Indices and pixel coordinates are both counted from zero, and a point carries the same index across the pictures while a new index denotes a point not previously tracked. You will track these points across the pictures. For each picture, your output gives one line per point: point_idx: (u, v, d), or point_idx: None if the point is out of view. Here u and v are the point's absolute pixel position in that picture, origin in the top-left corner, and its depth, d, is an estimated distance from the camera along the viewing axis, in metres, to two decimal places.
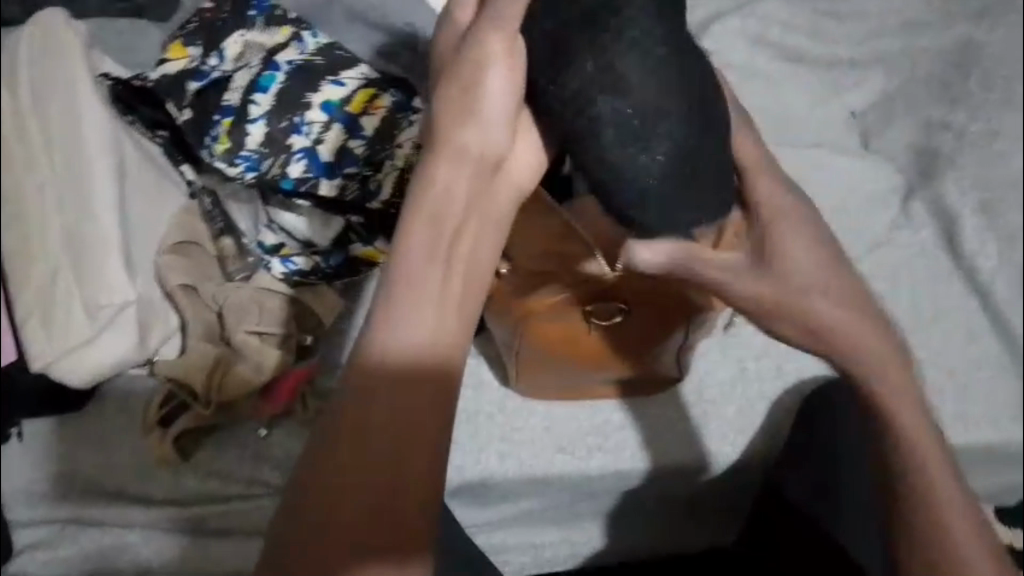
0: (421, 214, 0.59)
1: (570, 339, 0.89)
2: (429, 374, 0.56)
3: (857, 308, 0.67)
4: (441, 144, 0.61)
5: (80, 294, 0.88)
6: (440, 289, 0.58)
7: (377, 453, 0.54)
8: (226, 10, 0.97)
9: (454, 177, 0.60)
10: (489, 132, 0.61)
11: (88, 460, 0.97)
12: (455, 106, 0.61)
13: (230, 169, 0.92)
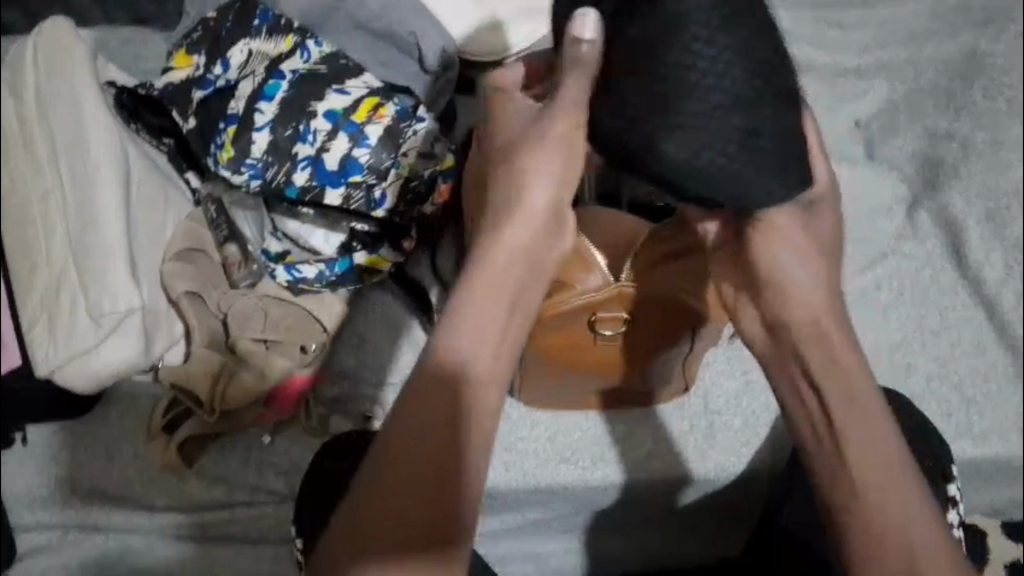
0: (498, 256, 0.61)
1: (573, 348, 0.87)
2: (477, 406, 0.58)
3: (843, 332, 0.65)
4: (516, 187, 0.62)
5: (84, 302, 0.89)
6: (502, 324, 0.60)
7: (435, 484, 0.55)
8: (230, 19, 0.98)
9: (517, 223, 0.62)
10: (550, 178, 0.62)
11: (92, 466, 0.97)
12: (532, 154, 0.63)
13: (235, 176, 0.92)
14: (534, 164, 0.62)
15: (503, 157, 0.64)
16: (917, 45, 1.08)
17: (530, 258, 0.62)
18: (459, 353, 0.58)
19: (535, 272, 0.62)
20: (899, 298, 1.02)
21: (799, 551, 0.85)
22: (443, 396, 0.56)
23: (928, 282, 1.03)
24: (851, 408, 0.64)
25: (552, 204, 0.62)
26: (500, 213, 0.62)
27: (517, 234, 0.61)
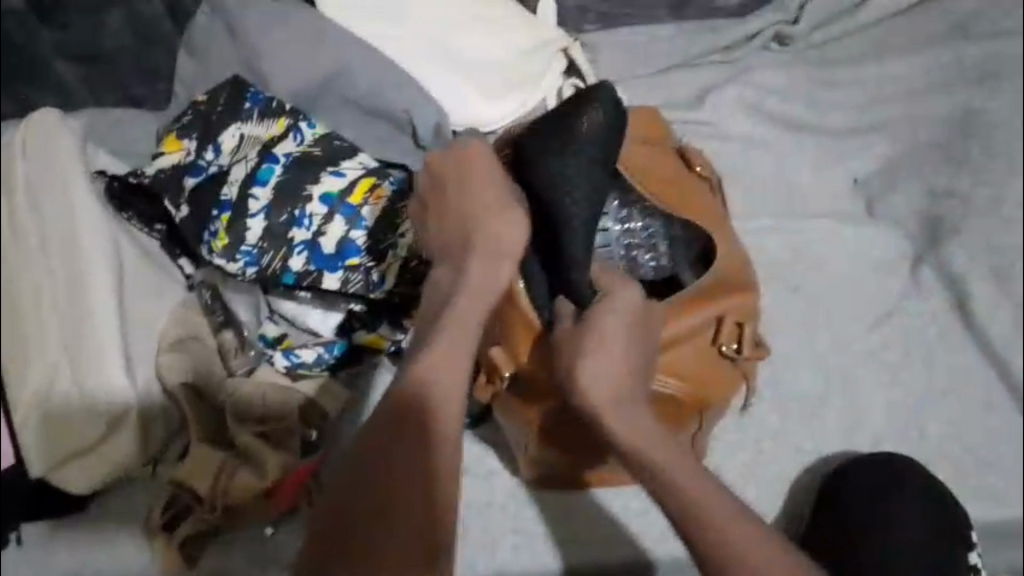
0: (468, 293, 0.80)
1: (574, 438, 0.89)
2: (437, 429, 0.76)
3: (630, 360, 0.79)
4: (473, 244, 0.81)
5: (79, 396, 0.90)
6: (457, 347, 0.78)
7: (371, 506, 0.74)
8: (220, 102, 0.97)
9: (474, 263, 0.80)
10: (500, 236, 0.80)
11: (84, 565, 0.92)
12: (481, 214, 0.81)
13: (229, 265, 0.91)
14: (486, 220, 0.81)
15: (463, 209, 0.82)
16: (916, 100, 1.07)
17: (485, 292, 0.80)
18: (427, 365, 0.77)
19: (487, 298, 0.80)
20: (904, 359, 1.02)
21: None
22: (399, 420, 0.76)
23: (934, 339, 1.04)
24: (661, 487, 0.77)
25: (503, 250, 0.81)
26: (459, 257, 0.81)
27: (478, 276, 0.80)
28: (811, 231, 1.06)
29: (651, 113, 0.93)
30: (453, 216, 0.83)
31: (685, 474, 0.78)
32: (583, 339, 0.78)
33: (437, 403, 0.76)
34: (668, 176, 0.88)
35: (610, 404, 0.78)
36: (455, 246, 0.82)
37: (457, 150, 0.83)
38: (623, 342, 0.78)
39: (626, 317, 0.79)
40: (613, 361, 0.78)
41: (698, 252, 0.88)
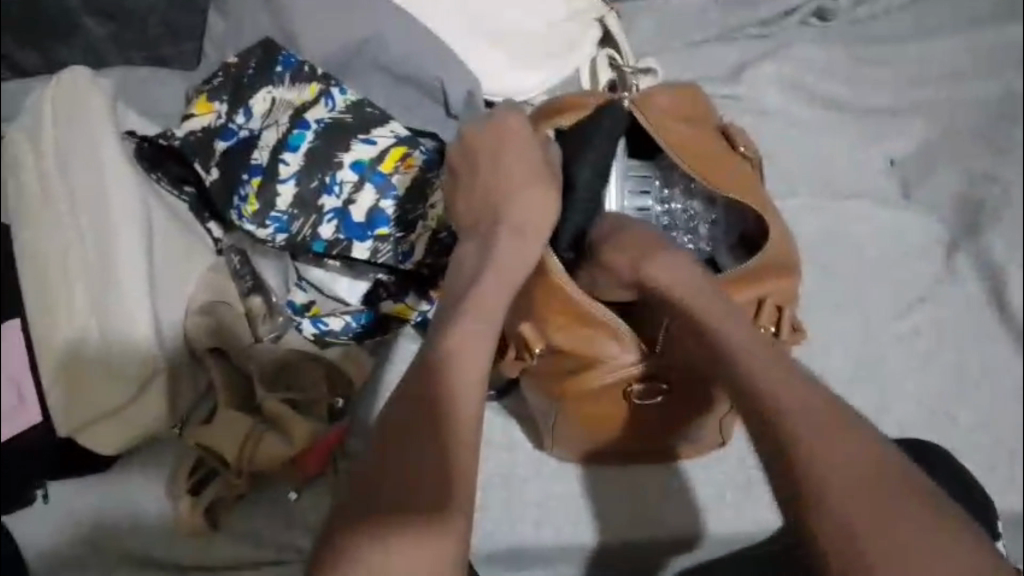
0: (500, 268, 0.79)
1: (605, 418, 0.88)
2: (454, 409, 0.73)
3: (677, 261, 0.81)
4: (502, 217, 0.81)
5: (106, 357, 0.90)
6: (479, 323, 0.77)
7: (389, 473, 0.70)
8: (251, 64, 0.95)
9: (505, 239, 0.80)
10: (530, 211, 0.81)
11: (108, 525, 0.94)
12: (513, 185, 0.81)
13: (259, 230, 0.91)
14: (518, 193, 0.81)
15: (492, 186, 0.82)
16: (959, 81, 1.06)
17: (516, 263, 0.79)
18: (452, 341, 0.75)
19: (512, 275, 0.79)
20: (936, 346, 1.01)
21: None
22: (414, 402, 0.73)
23: (968, 328, 1.02)
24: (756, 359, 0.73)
25: (533, 223, 0.81)
26: (487, 234, 0.81)
27: (508, 250, 0.79)
28: (843, 211, 1.05)
29: (689, 87, 0.89)
30: (480, 192, 0.83)
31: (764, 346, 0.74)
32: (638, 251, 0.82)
33: (454, 379, 0.74)
34: (702, 152, 0.86)
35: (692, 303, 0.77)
36: (483, 223, 0.82)
37: (498, 124, 0.83)
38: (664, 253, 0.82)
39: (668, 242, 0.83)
40: (680, 266, 0.80)
41: (738, 236, 0.89)
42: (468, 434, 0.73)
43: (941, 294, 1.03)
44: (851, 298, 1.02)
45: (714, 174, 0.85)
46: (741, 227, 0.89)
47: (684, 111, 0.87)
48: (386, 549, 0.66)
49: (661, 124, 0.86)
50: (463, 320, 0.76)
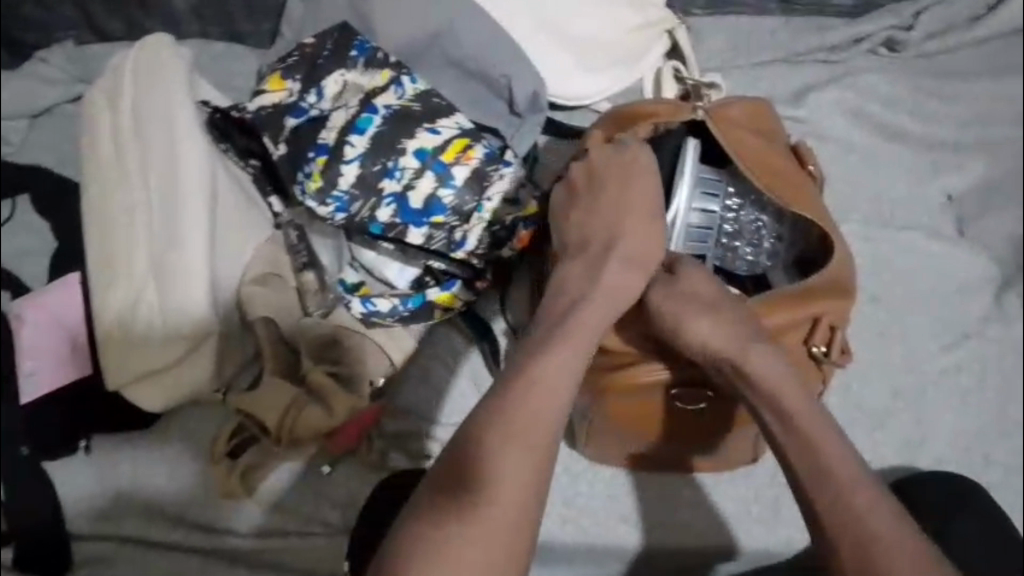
0: (600, 299, 0.77)
1: (647, 418, 0.88)
2: (530, 428, 0.71)
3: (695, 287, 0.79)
4: (611, 245, 0.79)
5: (161, 315, 0.93)
6: (572, 353, 0.75)
7: (457, 477, 0.69)
8: (328, 44, 0.97)
9: (614, 266, 0.78)
10: (645, 240, 0.79)
11: (145, 480, 0.97)
12: (631, 217, 0.80)
13: (320, 208, 0.92)
14: (636, 221, 0.79)
15: (611, 215, 0.80)
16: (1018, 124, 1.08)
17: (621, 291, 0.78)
18: (548, 359, 0.74)
19: (609, 305, 0.78)
20: (979, 383, 1.01)
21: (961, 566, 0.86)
22: (498, 417, 0.71)
23: (1013, 369, 1.01)
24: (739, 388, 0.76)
25: (644, 256, 0.79)
26: (597, 259, 0.79)
27: (623, 279, 0.78)
28: (896, 241, 1.04)
29: (759, 103, 0.90)
30: (598, 214, 0.81)
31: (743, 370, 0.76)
32: (682, 299, 0.78)
33: (528, 403, 0.72)
34: (770, 159, 0.86)
35: (748, 363, 0.76)
36: (596, 248, 0.80)
37: (631, 151, 0.81)
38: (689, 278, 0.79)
39: (718, 284, 0.80)
40: (726, 319, 0.77)
41: (798, 254, 0.89)
42: (543, 447, 0.70)
43: (990, 332, 1.02)
44: (899, 328, 1.02)
45: (779, 184, 0.85)
46: (803, 244, 0.89)
47: (754, 122, 0.88)
48: (439, 547, 0.67)
49: (734, 135, 0.86)
50: (558, 351, 0.74)
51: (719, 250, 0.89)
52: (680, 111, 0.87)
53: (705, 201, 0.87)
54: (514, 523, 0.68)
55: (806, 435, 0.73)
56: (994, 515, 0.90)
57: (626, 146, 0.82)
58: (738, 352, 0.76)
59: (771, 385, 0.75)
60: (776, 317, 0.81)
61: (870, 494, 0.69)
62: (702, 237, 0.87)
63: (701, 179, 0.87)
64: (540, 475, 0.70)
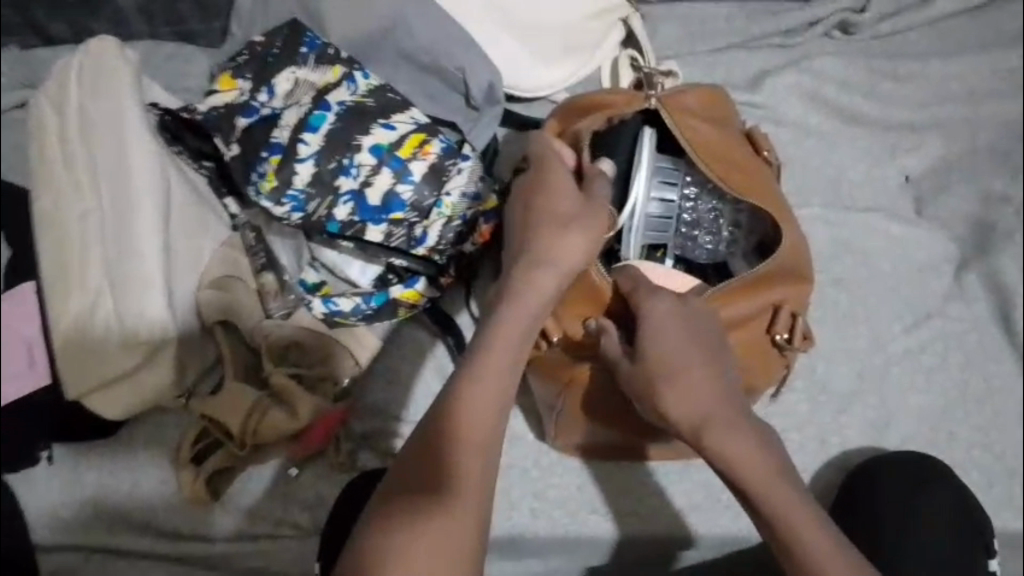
0: (524, 300, 0.76)
1: (617, 417, 0.89)
2: (470, 433, 0.71)
3: (667, 321, 0.77)
4: (532, 246, 0.78)
5: (119, 323, 0.92)
6: (503, 357, 0.74)
7: (415, 485, 0.69)
8: (279, 41, 0.96)
9: (540, 267, 0.77)
10: (571, 250, 0.78)
11: (111, 491, 0.96)
12: (551, 216, 0.78)
13: (276, 208, 0.91)
14: (558, 230, 0.78)
15: (527, 228, 0.79)
16: (975, 104, 1.08)
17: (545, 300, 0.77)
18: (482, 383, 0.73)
19: (536, 308, 0.77)
20: (941, 362, 1.02)
21: (921, 549, 0.87)
22: (444, 426, 0.71)
23: (972, 347, 1.03)
24: (703, 432, 0.75)
25: (567, 256, 0.77)
26: (523, 262, 0.78)
27: (546, 283, 0.77)
28: (855, 223, 1.05)
29: (714, 91, 0.89)
30: (517, 231, 0.80)
31: (712, 409, 0.75)
32: (646, 366, 0.76)
33: (472, 409, 0.71)
34: (724, 150, 0.86)
35: (718, 433, 0.74)
36: (518, 267, 0.78)
37: (553, 157, 0.82)
38: (660, 309, 0.77)
39: (683, 317, 0.77)
40: (692, 382, 0.75)
41: (756, 241, 0.89)
42: (491, 455, 0.71)
43: (949, 312, 1.04)
44: (860, 309, 1.03)
45: (732, 177, 0.84)
46: (760, 231, 0.89)
47: (708, 111, 0.88)
48: (399, 550, 0.65)
49: (686, 125, 0.85)
50: (487, 355, 0.74)
51: (679, 240, 0.88)
52: (634, 100, 0.87)
53: (668, 191, 0.87)
54: (467, 527, 0.67)
55: (766, 488, 0.72)
56: (956, 536, 0.88)
57: (536, 152, 0.83)
58: (708, 421, 0.74)
59: (737, 449, 0.73)
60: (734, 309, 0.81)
61: (827, 539, 0.69)
62: (662, 226, 0.87)
63: (659, 168, 0.87)
64: (486, 484, 0.70)
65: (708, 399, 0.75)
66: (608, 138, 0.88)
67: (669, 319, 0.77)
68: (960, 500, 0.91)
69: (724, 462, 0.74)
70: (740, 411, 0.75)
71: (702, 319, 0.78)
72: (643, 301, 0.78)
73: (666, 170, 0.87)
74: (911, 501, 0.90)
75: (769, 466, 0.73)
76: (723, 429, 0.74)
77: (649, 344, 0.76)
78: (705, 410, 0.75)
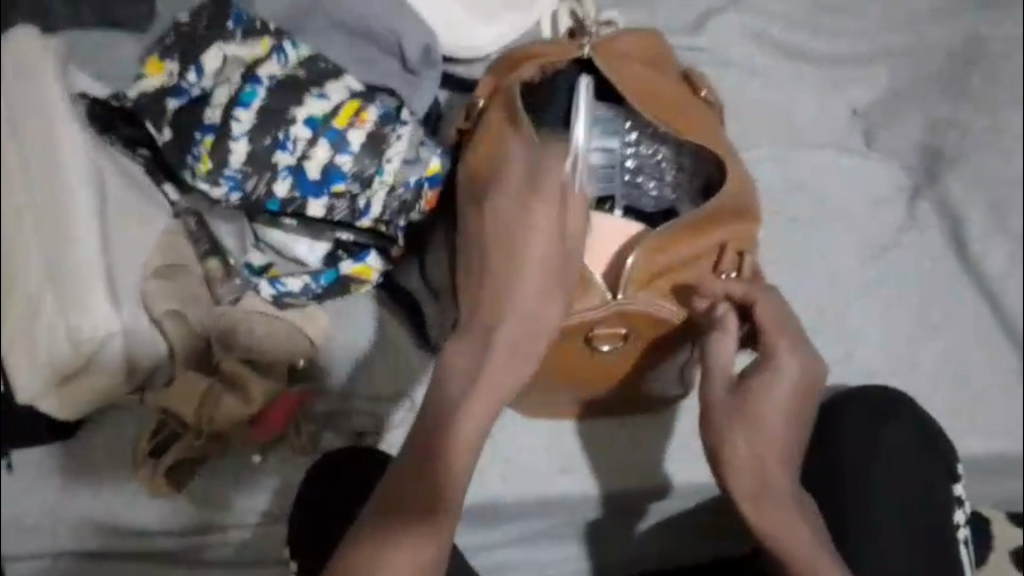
0: (514, 316, 0.78)
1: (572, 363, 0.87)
2: (459, 442, 0.76)
3: (786, 376, 0.80)
4: (525, 265, 0.78)
5: (64, 327, 0.85)
6: (495, 372, 0.77)
7: (410, 488, 0.74)
8: (202, 20, 0.92)
9: (534, 284, 0.78)
10: (538, 296, 0.79)
11: (73, 493, 0.93)
12: (546, 238, 0.79)
13: (213, 189, 0.88)
14: (524, 277, 0.78)
15: (517, 241, 0.79)
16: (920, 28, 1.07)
17: (531, 325, 0.78)
18: (462, 429, 0.76)
19: (525, 325, 0.78)
20: (902, 292, 1.03)
21: (890, 496, 0.90)
22: (435, 431, 0.76)
23: (930, 273, 1.04)
24: (763, 485, 0.80)
25: (557, 279, 0.79)
26: (515, 277, 0.79)
27: (533, 301, 0.78)
28: (810, 161, 1.04)
29: (648, 35, 0.88)
30: (481, 262, 0.81)
31: (775, 465, 0.80)
32: (744, 408, 0.80)
33: (464, 422, 0.76)
34: (663, 92, 0.85)
35: (770, 484, 0.79)
36: (485, 306, 0.79)
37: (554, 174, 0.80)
38: (798, 365, 0.81)
39: (803, 381, 0.81)
40: (773, 432, 0.80)
41: (702, 183, 0.88)
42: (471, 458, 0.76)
43: (908, 241, 1.04)
44: (820, 247, 1.02)
45: (674, 117, 0.84)
46: (704, 172, 0.88)
47: (643, 57, 0.87)
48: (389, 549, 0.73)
49: (622, 69, 0.84)
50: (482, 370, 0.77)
51: (625, 189, 0.88)
52: (566, 50, 0.86)
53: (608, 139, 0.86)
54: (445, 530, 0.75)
55: (797, 553, 0.78)
56: (908, 481, 0.90)
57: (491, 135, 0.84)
58: (768, 479, 0.80)
59: (780, 507, 0.79)
60: (678, 252, 0.82)
61: None
62: (607, 176, 0.86)
63: (598, 118, 0.86)
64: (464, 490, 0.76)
65: (783, 455, 0.80)
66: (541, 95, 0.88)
67: (795, 377, 0.80)
68: (916, 442, 0.92)
69: (769, 508, 0.79)
70: (790, 471, 0.80)
71: (809, 391, 0.82)
72: (782, 350, 0.81)
73: (607, 119, 0.87)
74: (875, 442, 0.92)
75: (808, 538, 0.78)
76: (782, 492, 0.79)
77: (750, 385, 0.80)
78: (783, 464, 0.80)
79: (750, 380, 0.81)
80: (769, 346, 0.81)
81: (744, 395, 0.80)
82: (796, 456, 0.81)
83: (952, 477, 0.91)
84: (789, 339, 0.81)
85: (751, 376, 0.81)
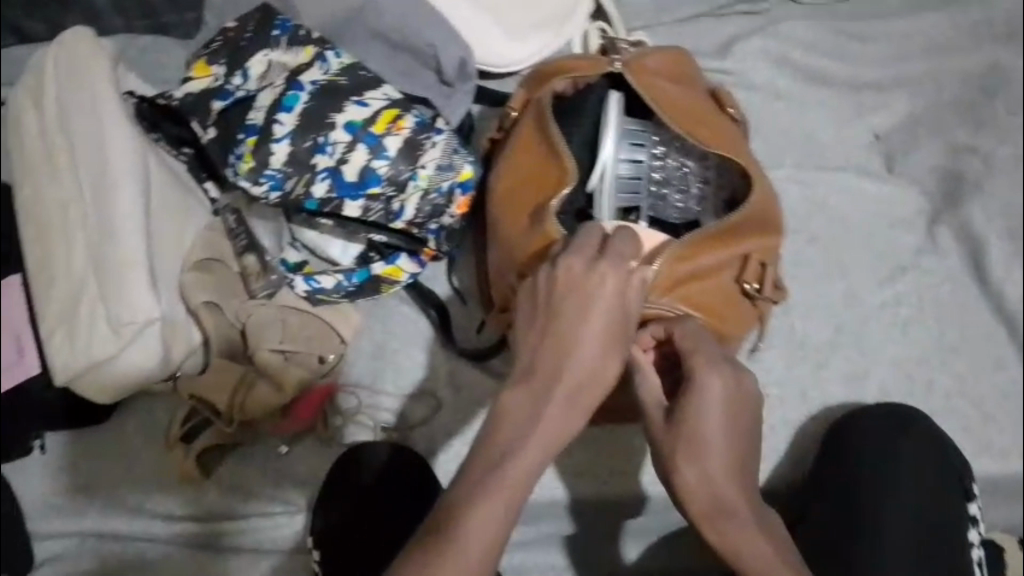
0: (574, 371, 0.77)
1: None
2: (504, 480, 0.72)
3: (711, 397, 0.78)
4: (587, 313, 0.77)
5: (104, 312, 0.89)
6: (547, 421, 0.75)
7: (453, 520, 0.70)
8: (249, 27, 0.96)
9: (593, 337, 0.77)
10: (597, 357, 0.77)
11: (104, 473, 0.98)
12: (609, 295, 0.78)
13: (254, 188, 0.91)
14: (586, 333, 0.77)
15: (584, 294, 0.78)
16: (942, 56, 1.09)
17: (586, 384, 0.77)
18: (510, 472, 0.72)
19: (584, 382, 0.77)
20: (916, 314, 1.05)
21: (909, 511, 0.91)
22: (485, 465, 0.73)
23: (946, 298, 1.06)
24: (716, 517, 0.77)
25: (618, 330, 0.78)
26: (577, 326, 0.77)
27: (592, 356, 0.77)
28: (826, 183, 1.08)
29: (679, 53, 0.91)
30: (541, 318, 0.78)
31: (730, 495, 0.78)
32: (683, 441, 0.78)
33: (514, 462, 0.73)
34: (690, 107, 0.88)
35: (721, 515, 0.77)
36: (544, 359, 0.77)
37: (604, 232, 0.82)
38: (719, 386, 0.78)
39: (732, 401, 0.79)
40: (717, 459, 0.78)
41: (726, 196, 0.91)
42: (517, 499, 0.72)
43: (924, 265, 1.06)
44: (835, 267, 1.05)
45: (700, 130, 0.86)
46: (729, 185, 0.91)
47: (672, 72, 0.90)
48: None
49: (651, 84, 0.87)
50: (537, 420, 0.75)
51: (651, 200, 0.90)
52: (599, 64, 0.89)
53: (636, 152, 0.90)
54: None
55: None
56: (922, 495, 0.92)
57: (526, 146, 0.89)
58: (722, 505, 0.78)
59: (739, 537, 0.76)
60: (700, 258, 0.84)
61: None
62: (634, 186, 0.89)
63: (627, 131, 0.90)
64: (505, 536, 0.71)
65: (730, 484, 0.78)
66: (572, 106, 0.93)
67: (720, 398, 0.78)
68: (931, 459, 0.94)
69: (725, 542, 0.77)
70: (749, 499, 0.78)
71: (746, 415, 0.80)
72: (701, 370, 0.79)
73: (636, 134, 0.90)
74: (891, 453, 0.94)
75: (774, 559, 0.75)
76: (740, 515, 0.77)
77: (682, 414, 0.79)
78: (728, 497, 0.78)
79: (686, 407, 0.79)
80: (692, 367, 0.79)
81: (682, 428, 0.78)
82: (750, 486, 0.79)
83: (965, 496, 0.93)
84: (708, 358, 0.79)
85: (686, 404, 0.79)
